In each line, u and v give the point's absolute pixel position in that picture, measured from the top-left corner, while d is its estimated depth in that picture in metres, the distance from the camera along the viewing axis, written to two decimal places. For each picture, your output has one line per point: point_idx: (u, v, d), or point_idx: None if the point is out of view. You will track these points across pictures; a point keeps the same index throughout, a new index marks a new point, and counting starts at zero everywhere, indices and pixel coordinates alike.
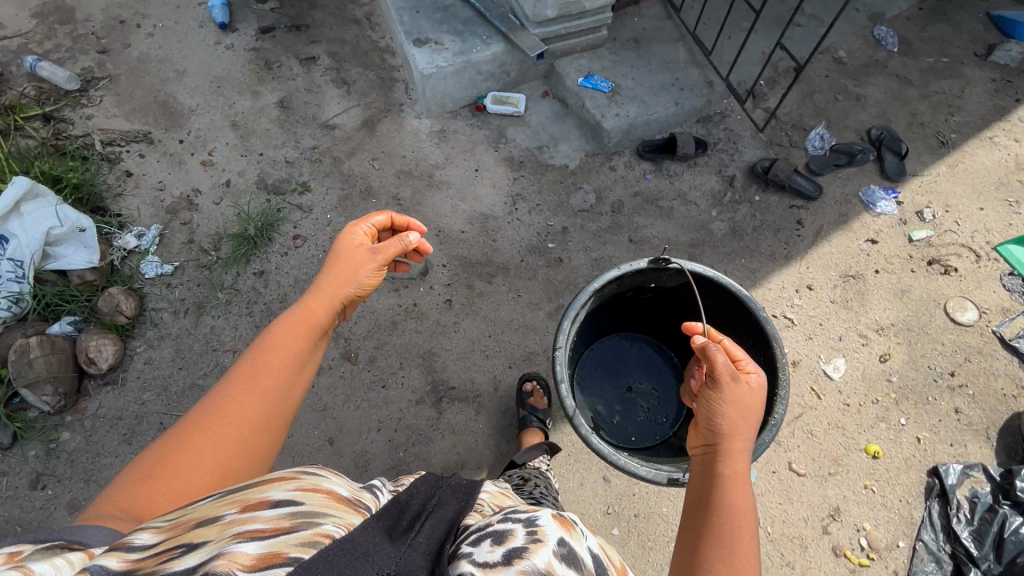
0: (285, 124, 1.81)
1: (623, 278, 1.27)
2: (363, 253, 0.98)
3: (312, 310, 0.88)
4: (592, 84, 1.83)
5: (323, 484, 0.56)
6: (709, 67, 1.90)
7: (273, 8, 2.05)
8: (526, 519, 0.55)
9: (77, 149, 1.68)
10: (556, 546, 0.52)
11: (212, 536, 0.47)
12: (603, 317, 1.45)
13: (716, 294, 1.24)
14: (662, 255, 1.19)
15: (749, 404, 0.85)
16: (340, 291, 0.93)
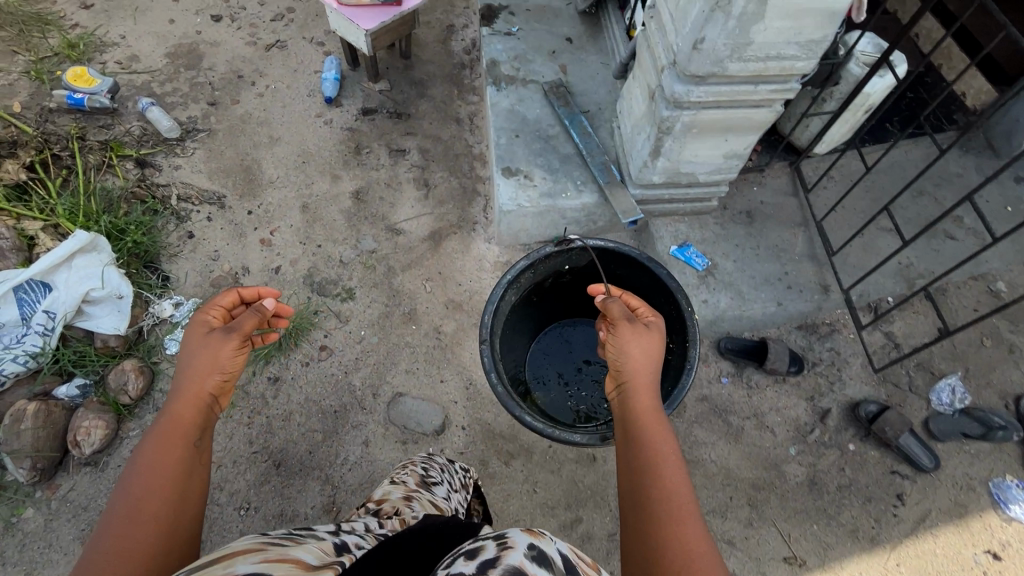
0: (354, 217, 1.74)
1: (537, 265, 1.39)
2: (217, 338, 0.92)
3: (183, 414, 0.85)
4: (686, 259, 1.61)
5: (290, 553, 0.57)
6: (828, 268, 1.62)
7: (381, 90, 2.02)
8: (498, 540, 0.64)
9: (153, 199, 1.70)
10: (526, 551, 0.62)
11: None
12: (541, 304, 1.60)
13: (631, 264, 1.37)
14: (565, 235, 1.32)
15: (654, 347, 1.06)
16: (204, 384, 0.89)
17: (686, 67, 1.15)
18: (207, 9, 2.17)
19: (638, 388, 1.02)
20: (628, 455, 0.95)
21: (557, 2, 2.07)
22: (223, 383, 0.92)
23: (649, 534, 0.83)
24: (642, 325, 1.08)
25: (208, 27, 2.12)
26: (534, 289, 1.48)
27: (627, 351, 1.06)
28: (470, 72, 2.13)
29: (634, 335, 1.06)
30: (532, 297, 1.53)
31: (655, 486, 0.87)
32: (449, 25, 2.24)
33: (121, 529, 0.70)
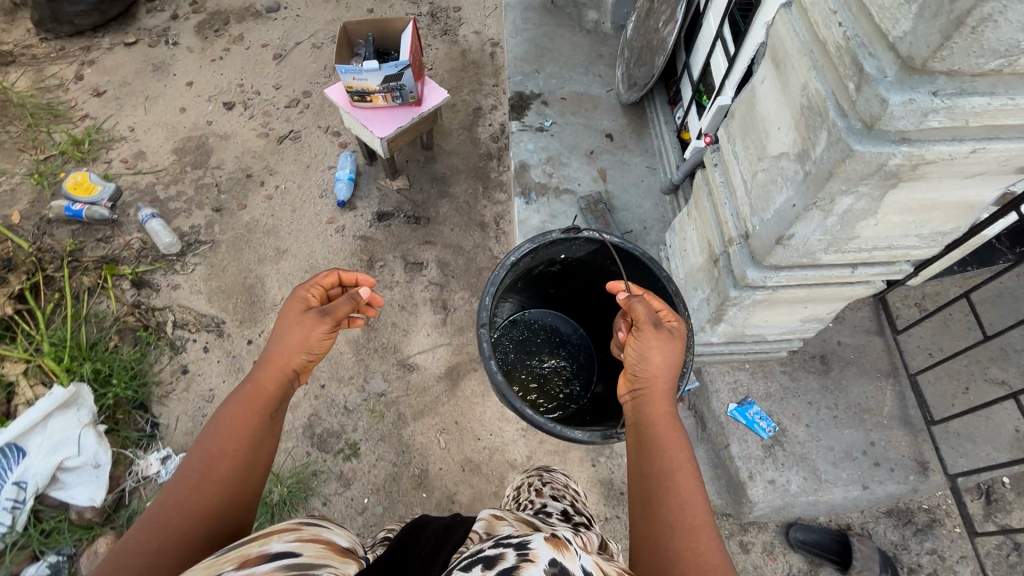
0: (362, 349, 1.55)
1: (534, 251, 1.20)
2: (311, 319, 0.83)
3: (263, 386, 0.77)
4: (747, 421, 1.35)
5: (323, 534, 0.56)
6: (926, 438, 1.33)
7: (399, 188, 1.84)
8: (517, 544, 0.50)
9: (147, 327, 1.55)
10: (548, 568, 0.48)
11: None
12: (521, 292, 1.40)
13: (630, 260, 1.19)
14: (573, 225, 1.14)
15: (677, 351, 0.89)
16: (290, 359, 0.81)
17: (764, 253, 0.89)
18: (219, 95, 2.05)
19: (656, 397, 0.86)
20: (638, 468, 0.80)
21: (596, 88, 1.85)
22: (308, 362, 0.83)
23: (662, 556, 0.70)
24: (664, 327, 0.90)
25: (220, 116, 1.99)
26: (523, 272, 1.28)
27: (647, 356, 0.88)
28: (498, 163, 1.92)
29: (656, 340, 0.88)
30: (516, 283, 1.33)
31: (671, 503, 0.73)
32: (475, 108, 2.05)
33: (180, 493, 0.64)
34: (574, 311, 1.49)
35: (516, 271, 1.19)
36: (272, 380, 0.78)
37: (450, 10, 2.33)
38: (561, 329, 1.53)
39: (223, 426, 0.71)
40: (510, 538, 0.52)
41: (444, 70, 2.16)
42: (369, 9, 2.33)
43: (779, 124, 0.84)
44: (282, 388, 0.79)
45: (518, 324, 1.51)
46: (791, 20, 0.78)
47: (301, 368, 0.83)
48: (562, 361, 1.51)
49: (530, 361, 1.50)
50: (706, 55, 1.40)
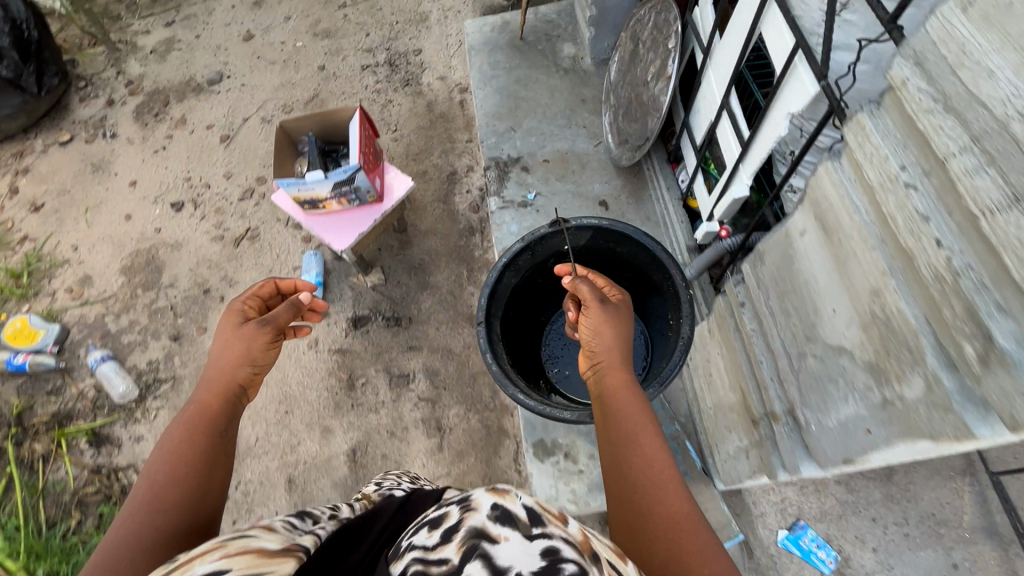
0: (351, 491, 1.38)
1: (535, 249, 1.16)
2: (250, 329, 0.81)
3: (207, 402, 0.74)
4: (803, 553, 1.15)
5: (254, 543, 0.45)
6: (1019, 553, 1.11)
7: (374, 285, 1.64)
8: (460, 501, 0.46)
9: (111, 497, 1.38)
10: (489, 511, 0.43)
11: None
12: (547, 288, 1.30)
13: (626, 240, 1.11)
14: (557, 217, 1.09)
15: (627, 326, 0.93)
16: (232, 372, 0.77)
17: (827, 458, 0.67)
18: (166, 194, 1.84)
19: (612, 369, 0.88)
20: (607, 439, 0.81)
21: (581, 142, 1.62)
22: (253, 374, 0.80)
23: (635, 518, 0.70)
24: (611, 304, 0.93)
25: (169, 220, 1.79)
26: (532, 273, 1.20)
27: (599, 332, 0.91)
28: (481, 237, 1.70)
29: (607, 317, 0.91)
30: (535, 281, 1.23)
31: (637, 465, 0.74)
32: (449, 171, 1.82)
33: (142, 512, 0.59)
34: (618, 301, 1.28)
35: (517, 271, 1.15)
36: (217, 399, 0.74)
37: (409, 55, 2.08)
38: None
39: (175, 444, 0.67)
40: (453, 496, 0.48)
41: (410, 129, 1.93)
42: (320, 66, 2.09)
43: (836, 305, 0.62)
44: (228, 404, 0.75)
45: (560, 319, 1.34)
46: (847, 186, 0.55)
47: (249, 381, 0.80)
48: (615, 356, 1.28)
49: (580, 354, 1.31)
50: (709, 120, 1.16)
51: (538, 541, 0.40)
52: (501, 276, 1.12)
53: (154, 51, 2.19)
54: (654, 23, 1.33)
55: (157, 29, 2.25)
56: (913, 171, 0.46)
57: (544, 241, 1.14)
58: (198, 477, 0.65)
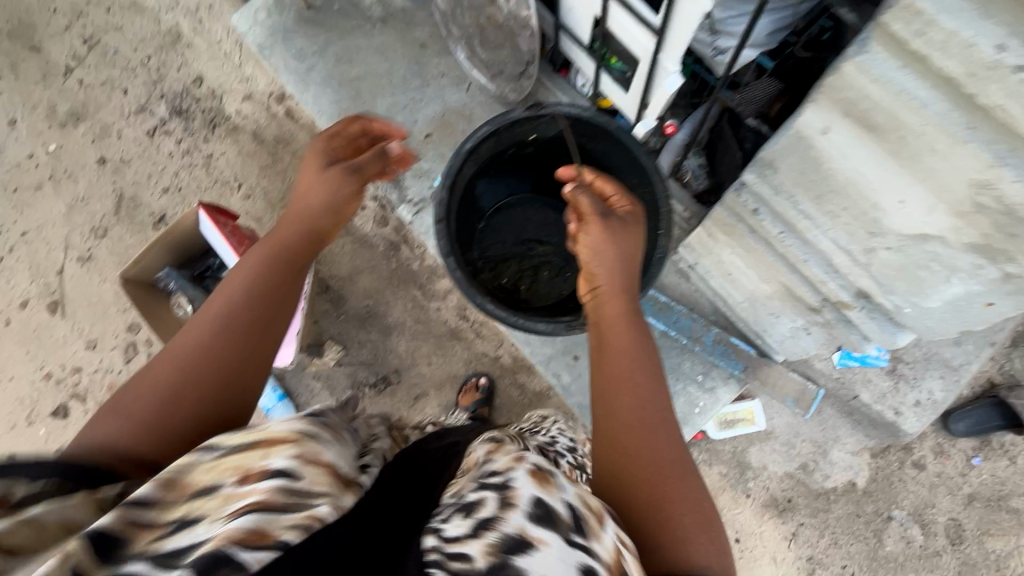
0: None
1: (501, 137, 0.95)
2: (333, 174, 0.79)
3: (285, 240, 0.75)
4: (861, 360, 1.19)
5: (325, 454, 0.48)
6: None
7: (338, 360, 1.44)
8: (501, 485, 0.46)
9: None
10: (528, 509, 0.44)
11: (209, 509, 0.43)
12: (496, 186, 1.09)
13: (600, 134, 0.93)
14: (535, 100, 0.89)
15: (635, 244, 0.75)
16: (314, 218, 0.77)
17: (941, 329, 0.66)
18: (38, 405, 1.47)
19: (612, 297, 0.72)
20: (597, 369, 0.68)
21: (450, 93, 1.38)
22: (330, 224, 0.79)
23: (619, 461, 0.61)
24: (620, 219, 0.75)
25: (66, 430, 1.45)
26: (487, 164, 1.00)
27: (601, 252, 0.73)
28: (409, 248, 1.47)
29: (609, 232, 0.74)
30: (485, 173, 1.03)
31: (628, 408, 0.63)
32: None
33: (215, 332, 0.63)
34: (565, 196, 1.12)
35: (477, 160, 0.94)
36: (296, 236, 0.75)
37: (193, 90, 1.67)
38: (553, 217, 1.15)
39: (254, 281, 0.68)
40: (489, 476, 0.49)
41: (256, 174, 1.59)
42: (99, 158, 1.64)
43: (904, 196, 0.54)
44: (305, 246, 0.76)
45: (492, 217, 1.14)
46: (897, 78, 0.47)
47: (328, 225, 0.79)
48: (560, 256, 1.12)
49: (519, 254, 1.11)
50: (594, 13, 0.96)
51: (576, 552, 0.44)
52: (463, 167, 0.90)
53: None
54: None
55: None
56: (1015, 47, 0.39)
57: (514, 126, 0.93)
58: (259, 329, 0.65)
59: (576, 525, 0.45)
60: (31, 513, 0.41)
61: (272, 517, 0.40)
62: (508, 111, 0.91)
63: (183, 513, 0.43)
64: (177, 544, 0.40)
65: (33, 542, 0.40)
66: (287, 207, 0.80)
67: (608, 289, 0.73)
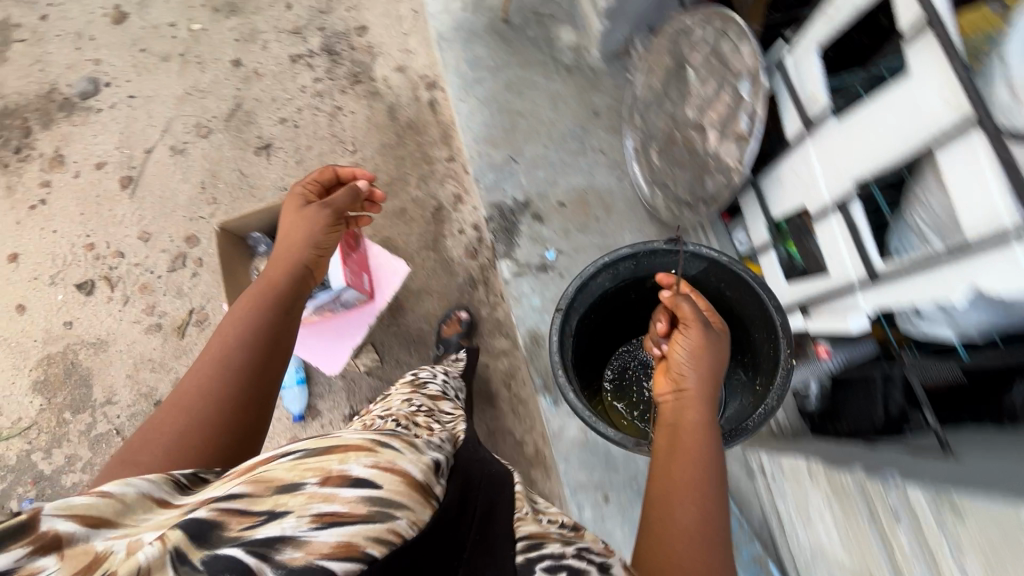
0: None
1: (641, 258, 0.99)
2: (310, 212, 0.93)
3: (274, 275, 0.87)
4: None
5: (401, 462, 0.48)
6: None
7: (368, 368, 1.38)
8: (604, 569, 0.52)
9: None
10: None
11: (294, 507, 0.41)
12: (635, 305, 1.14)
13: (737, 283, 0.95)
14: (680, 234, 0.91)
15: (723, 364, 0.81)
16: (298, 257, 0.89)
17: None
18: (66, 270, 1.41)
19: (695, 404, 0.76)
20: (665, 467, 0.70)
21: (601, 175, 1.32)
22: (320, 256, 0.90)
23: (673, 560, 0.61)
24: (716, 337, 0.81)
25: (81, 307, 1.38)
26: (626, 285, 1.04)
27: (696, 357, 0.79)
28: (485, 290, 1.42)
29: (705, 345, 0.80)
30: (625, 294, 1.08)
31: (690, 513, 0.64)
32: (434, 206, 1.48)
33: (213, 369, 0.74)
34: None
35: (614, 275, 1.00)
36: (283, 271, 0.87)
37: (351, 36, 1.62)
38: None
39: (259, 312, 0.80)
40: (593, 554, 0.53)
41: (373, 148, 1.53)
42: (233, 60, 1.57)
43: None
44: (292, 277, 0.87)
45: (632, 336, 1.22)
46: None
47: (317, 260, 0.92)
48: None
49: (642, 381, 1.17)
50: (805, 204, 0.90)
51: None
52: (597, 275, 0.96)
53: None
54: (714, 43, 1.01)
55: None
56: None
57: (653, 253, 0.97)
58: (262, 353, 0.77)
59: None
60: (111, 492, 0.41)
61: (357, 530, 0.41)
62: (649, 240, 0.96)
63: (271, 505, 0.41)
64: (268, 531, 0.40)
65: (115, 515, 0.40)
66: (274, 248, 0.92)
67: (694, 392, 0.77)
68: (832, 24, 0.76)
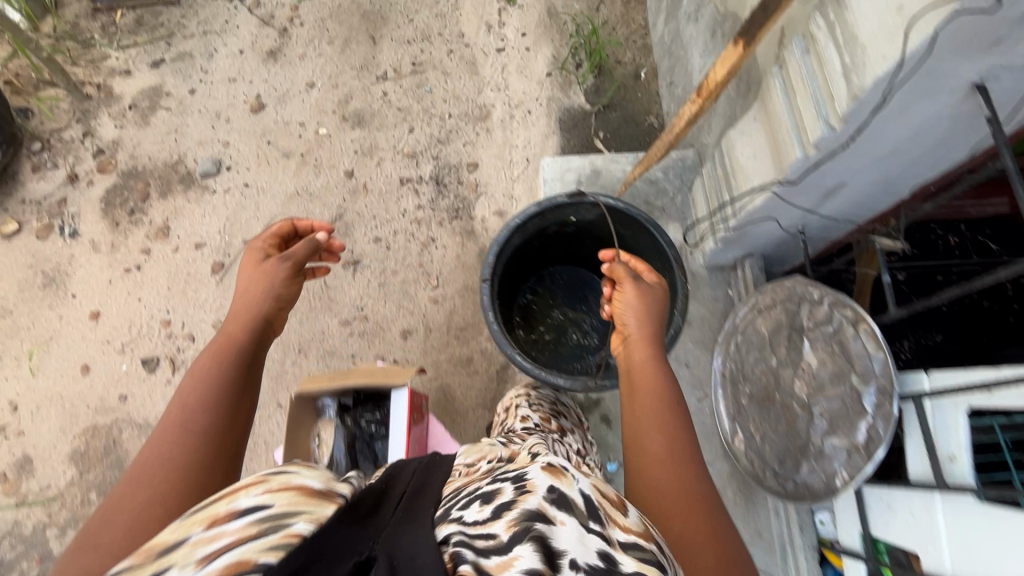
0: None
1: (543, 215, 1.21)
2: (273, 265, 1.04)
3: (233, 330, 0.95)
4: None
5: (294, 480, 0.58)
6: None
7: None
8: (516, 482, 0.60)
9: None
10: (546, 495, 0.57)
11: (179, 557, 0.50)
12: (541, 250, 1.38)
13: (630, 224, 1.20)
14: (578, 191, 1.14)
15: (659, 305, 1.04)
16: (256, 308, 0.99)
17: None
18: (137, 341, 1.44)
19: (642, 344, 0.99)
20: (631, 406, 0.92)
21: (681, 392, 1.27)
22: (279, 308, 1.03)
23: (650, 475, 0.81)
24: (647, 286, 1.04)
25: (140, 383, 1.40)
26: (533, 237, 1.26)
27: (631, 307, 1.02)
28: None
29: (640, 293, 1.03)
30: (533, 242, 1.30)
31: (656, 441, 0.85)
32: (501, 363, 1.45)
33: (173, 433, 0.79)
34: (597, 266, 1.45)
35: (524, 233, 1.21)
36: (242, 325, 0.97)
37: (461, 171, 1.66)
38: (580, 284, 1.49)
39: (225, 366, 0.89)
40: (510, 476, 0.64)
41: (455, 287, 1.53)
42: (347, 170, 1.64)
43: None
44: (251, 329, 0.96)
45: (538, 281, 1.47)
46: None
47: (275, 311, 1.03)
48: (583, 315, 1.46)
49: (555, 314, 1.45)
50: (919, 553, 0.80)
51: (592, 538, 0.53)
52: (510, 237, 1.18)
53: (134, 106, 1.73)
54: (837, 327, 0.97)
55: (140, 70, 1.79)
56: None
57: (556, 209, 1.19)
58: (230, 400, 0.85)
59: (590, 512, 0.57)
60: None
61: (246, 553, 0.49)
62: (552, 200, 1.18)
63: (156, 567, 0.50)
64: None
65: None
66: (234, 303, 1.02)
67: (635, 334, 1.00)
68: (990, 401, 0.70)
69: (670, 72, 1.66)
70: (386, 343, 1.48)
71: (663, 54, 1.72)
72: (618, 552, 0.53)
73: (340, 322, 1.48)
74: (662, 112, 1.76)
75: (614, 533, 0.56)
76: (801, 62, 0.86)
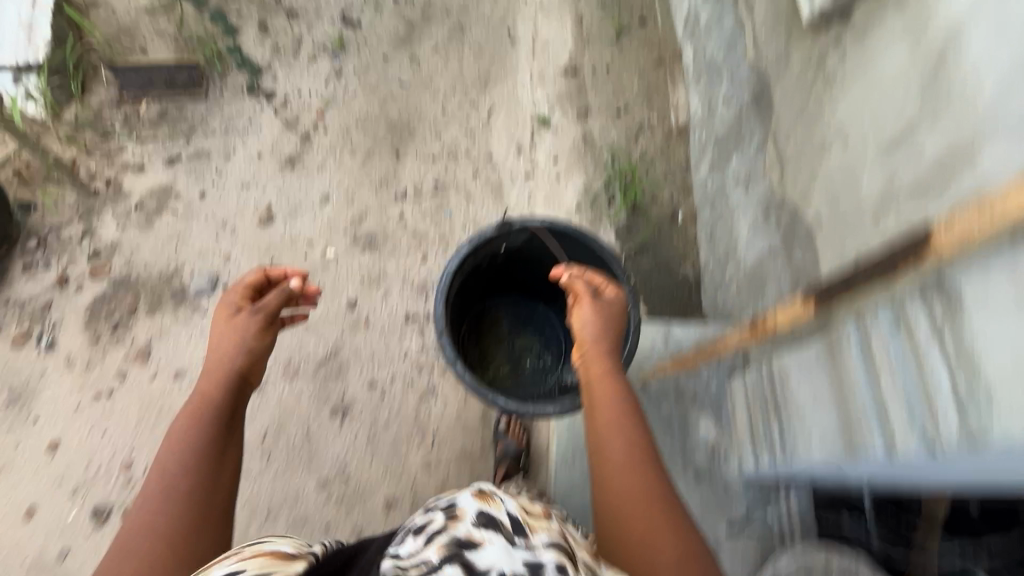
0: None
1: (476, 250, 1.16)
2: (242, 320, 0.88)
3: (203, 392, 0.82)
4: None
5: (265, 547, 0.64)
6: None
7: None
8: (447, 509, 0.61)
9: None
10: (474, 520, 0.58)
11: None
12: (481, 287, 1.34)
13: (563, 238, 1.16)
14: (504, 219, 1.09)
15: (617, 320, 0.91)
16: (227, 367, 0.85)
17: None
18: (91, 487, 1.31)
19: (598, 357, 0.86)
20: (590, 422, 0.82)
21: None
22: (252, 363, 0.87)
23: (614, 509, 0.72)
24: (602, 301, 0.90)
25: (87, 539, 1.27)
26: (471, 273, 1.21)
27: (587, 324, 0.89)
28: None
29: (595, 309, 0.89)
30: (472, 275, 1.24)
31: (615, 454, 0.76)
32: None
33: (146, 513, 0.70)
34: (542, 292, 1.41)
35: (461, 273, 1.15)
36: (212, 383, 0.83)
37: None
38: (527, 310, 1.44)
39: (193, 434, 0.77)
40: (442, 505, 0.63)
41: (451, 452, 1.37)
42: (350, 301, 1.51)
43: None
44: (221, 389, 0.83)
45: (489, 314, 1.41)
46: None
47: (248, 368, 0.87)
48: (533, 338, 1.42)
49: (505, 348, 1.40)
50: None
51: (519, 552, 0.55)
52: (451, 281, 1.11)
53: (140, 206, 1.65)
54: None
55: (153, 166, 1.71)
56: None
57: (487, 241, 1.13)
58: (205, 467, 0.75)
59: (516, 528, 0.58)
60: None
61: None
62: (479, 234, 1.11)
63: None
64: None
65: None
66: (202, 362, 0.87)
67: (592, 350, 0.87)
68: None
69: (711, 225, 1.52)
70: (366, 514, 1.32)
71: (704, 202, 1.59)
72: (542, 553, 0.55)
73: (319, 483, 1.33)
74: (699, 262, 1.61)
75: (536, 539, 0.58)
76: (888, 342, 0.69)
